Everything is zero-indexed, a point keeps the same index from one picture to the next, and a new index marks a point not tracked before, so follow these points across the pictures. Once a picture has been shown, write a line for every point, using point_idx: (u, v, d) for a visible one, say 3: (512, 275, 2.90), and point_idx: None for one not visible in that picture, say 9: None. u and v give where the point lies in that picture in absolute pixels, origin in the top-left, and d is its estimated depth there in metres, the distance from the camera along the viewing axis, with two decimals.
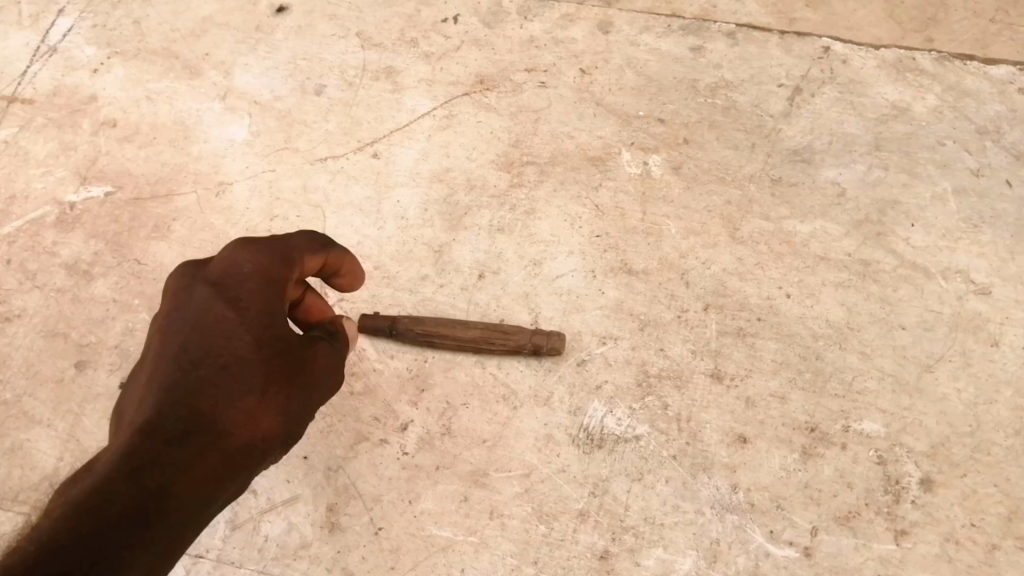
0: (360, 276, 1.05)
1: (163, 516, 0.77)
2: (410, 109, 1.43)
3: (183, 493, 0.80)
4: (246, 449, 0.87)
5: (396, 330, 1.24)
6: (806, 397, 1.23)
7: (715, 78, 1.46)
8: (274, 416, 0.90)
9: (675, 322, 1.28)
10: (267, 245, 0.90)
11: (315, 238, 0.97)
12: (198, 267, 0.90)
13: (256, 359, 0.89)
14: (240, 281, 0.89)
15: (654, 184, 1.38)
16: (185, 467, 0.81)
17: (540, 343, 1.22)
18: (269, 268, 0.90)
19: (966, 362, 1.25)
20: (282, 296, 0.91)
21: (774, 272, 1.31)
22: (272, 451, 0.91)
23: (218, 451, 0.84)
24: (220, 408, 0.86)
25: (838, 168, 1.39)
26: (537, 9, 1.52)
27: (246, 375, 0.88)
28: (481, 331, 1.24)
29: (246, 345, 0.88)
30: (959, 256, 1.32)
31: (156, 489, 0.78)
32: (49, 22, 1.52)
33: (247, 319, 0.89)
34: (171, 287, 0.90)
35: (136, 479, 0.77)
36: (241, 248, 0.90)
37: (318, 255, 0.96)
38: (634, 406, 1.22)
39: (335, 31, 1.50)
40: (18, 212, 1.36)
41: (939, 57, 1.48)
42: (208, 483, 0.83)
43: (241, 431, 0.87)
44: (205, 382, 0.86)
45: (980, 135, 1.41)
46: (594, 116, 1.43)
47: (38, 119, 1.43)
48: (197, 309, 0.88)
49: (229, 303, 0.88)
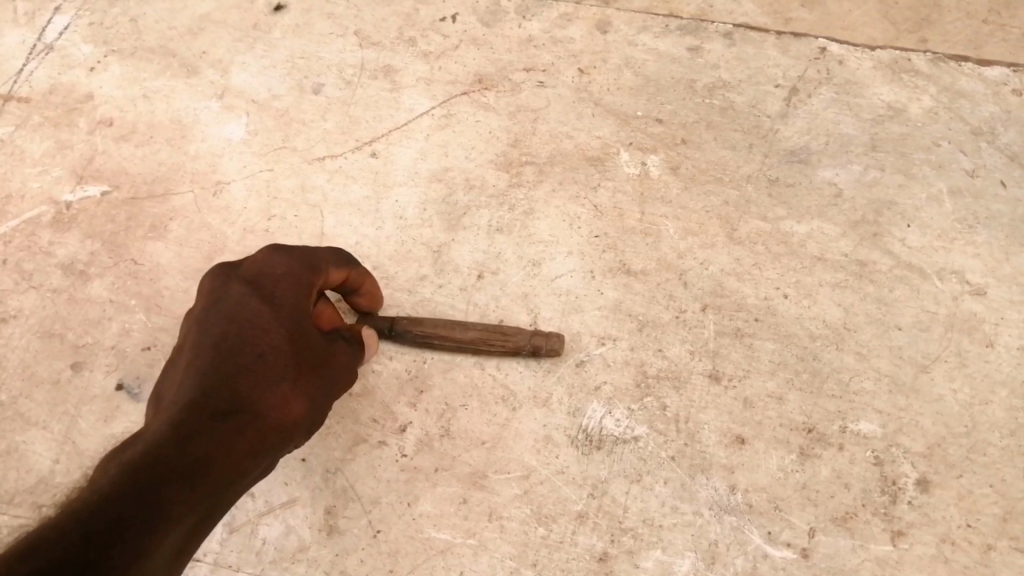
0: (379, 298, 1.20)
1: (205, 479, 0.84)
2: (409, 108, 1.43)
3: (222, 463, 0.87)
4: (276, 430, 0.95)
5: (395, 330, 1.23)
6: (803, 397, 1.23)
7: (712, 78, 1.46)
8: (300, 405, 0.98)
9: (673, 322, 1.27)
10: (298, 255, 1.02)
11: (339, 255, 1.09)
12: (235, 268, 1.00)
13: (289, 350, 0.97)
14: (275, 281, 0.99)
15: (652, 184, 1.37)
16: (225, 439, 0.88)
17: (539, 343, 1.21)
18: (300, 274, 1.01)
19: (961, 363, 1.25)
20: (310, 299, 1.01)
21: (772, 272, 1.31)
22: (294, 438, 0.98)
23: (254, 429, 0.92)
24: (257, 391, 0.93)
25: (836, 169, 1.38)
26: (536, 9, 1.51)
27: (280, 364, 0.96)
28: (481, 332, 1.23)
29: (279, 338, 0.96)
30: (955, 257, 1.32)
31: (200, 456, 0.85)
32: (45, 19, 1.50)
33: (281, 315, 0.97)
34: (210, 286, 0.99)
35: (184, 445, 0.84)
36: (275, 254, 1.01)
37: (342, 267, 1.08)
38: (633, 407, 1.22)
39: (332, 30, 1.49)
40: (14, 211, 1.35)
41: (934, 57, 1.47)
42: (243, 457, 0.90)
43: (274, 413, 0.95)
44: (243, 367, 0.93)
45: (974, 136, 1.41)
46: (593, 116, 1.42)
47: (34, 117, 1.42)
48: (236, 303, 0.96)
49: (265, 299, 0.97)
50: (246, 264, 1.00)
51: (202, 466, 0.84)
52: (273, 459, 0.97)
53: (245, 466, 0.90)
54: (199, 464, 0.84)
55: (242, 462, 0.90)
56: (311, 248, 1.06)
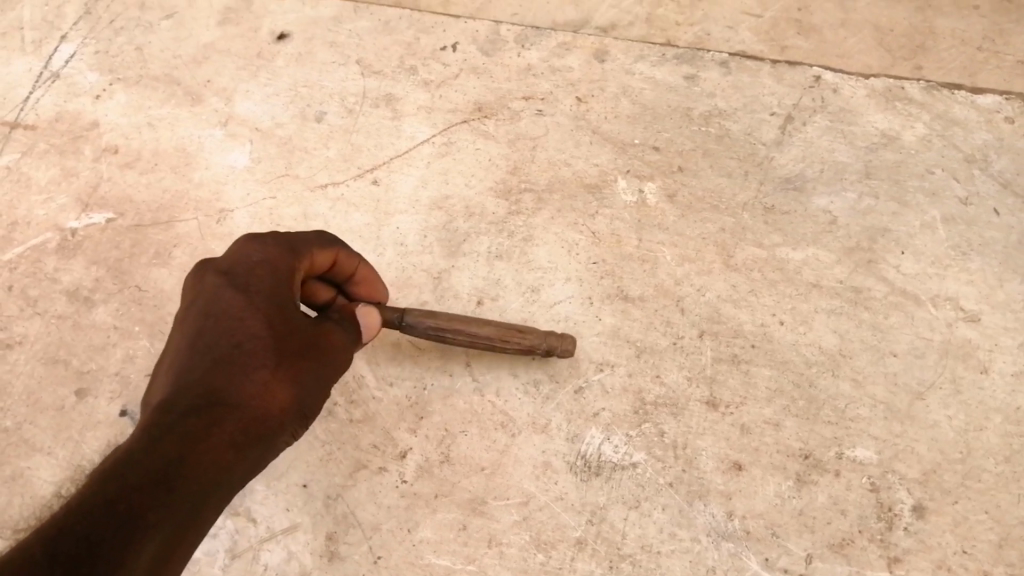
0: (378, 286, 1.16)
1: (184, 477, 0.85)
2: (410, 136, 1.44)
3: (201, 459, 0.88)
4: (263, 419, 0.94)
5: (406, 322, 1.17)
6: (799, 424, 1.24)
7: (709, 106, 1.47)
8: (287, 390, 0.96)
9: (671, 348, 1.28)
10: (274, 240, 0.99)
11: (323, 237, 1.06)
12: (212, 261, 0.99)
13: (268, 338, 0.95)
14: (248, 270, 0.97)
15: (649, 211, 1.38)
16: (202, 435, 0.89)
17: (554, 345, 1.21)
18: (278, 259, 0.99)
19: (956, 390, 1.26)
20: (293, 284, 0.99)
21: (768, 298, 1.32)
22: (290, 423, 0.97)
23: (235, 420, 0.92)
24: (237, 382, 0.93)
25: (830, 196, 1.40)
26: (535, 38, 1.52)
27: (260, 351, 0.94)
28: (497, 329, 1.20)
29: (258, 324, 0.95)
30: (949, 284, 1.33)
31: (175, 454, 0.86)
32: (51, 47, 1.51)
33: (256, 302, 0.95)
34: (191, 282, 0.99)
35: (157, 446, 0.86)
36: (250, 243, 0.99)
37: (327, 249, 1.05)
38: (631, 433, 1.23)
39: (334, 59, 1.50)
40: (20, 239, 1.36)
41: (927, 86, 1.49)
42: (226, 449, 0.90)
43: (257, 403, 0.93)
44: (219, 360, 0.93)
45: (968, 163, 1.42)
46: (591, 144, 1.43)
47: (40, 145, 1.43)
48: (212, 296, 0.96)
49: (240, 289, 0.96)
50: (222, 255, 0.99)
51: (178, 465, 0.85)
52: (271, 448, 0.96)
53: (231, 459, 0.91)
54: (174, 464, 0.85)
55: (227, 454, 0.90)
56: (291, 234, 1.03)
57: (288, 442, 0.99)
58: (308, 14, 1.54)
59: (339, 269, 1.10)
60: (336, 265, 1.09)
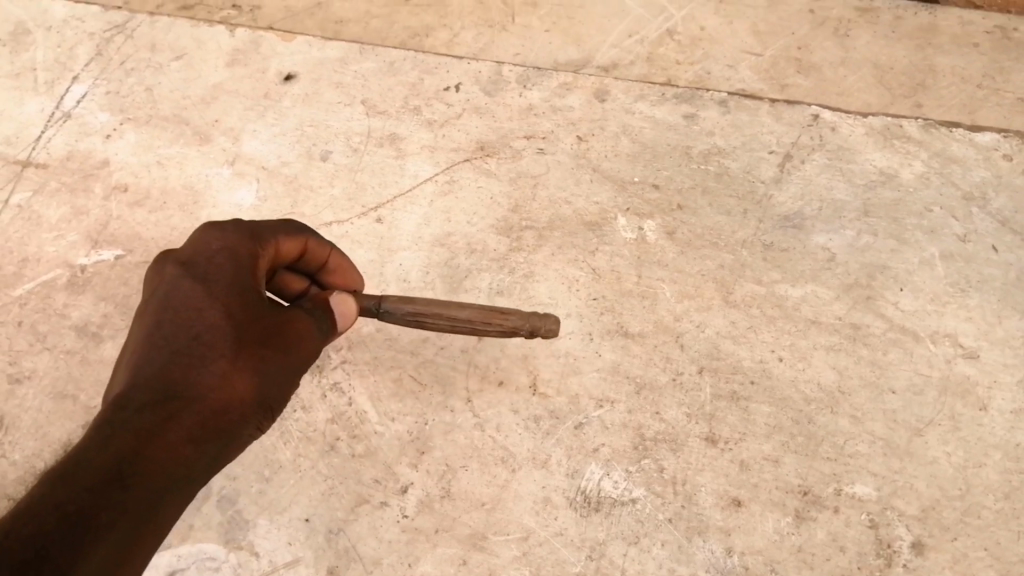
0: (352, 274, 1.21)
1: (140, 471, 0.91)
2: (413, 174, 1.46)
3: (156, 455, 0.92)
4: (223, 409, 0.98)
5: (383, 309, 1.18)
6: (798, 460, 1.25)
7: (708, 145, 1.49)
8: (248, 379, 0.99)
9: (670, 385, 1.30)
10: (233, 227, 1.04)
11: (293, 225, 1.12)
12: (173, 253, 1.04)
13: (227, 327, 0.99)
14: (208, 259, 1.02)
15: (649, 248, 1.40)
16: (156, 430, 0.94)
17: (535, 326, 1.19)
18: (238, 245, 1.03)
19: (955, 427, 1.27)
20: (255, 269, 1.04)
21: (767, 335, 1.33)
22: (252, 415, 1.00)
23: (193, 412, 0.96)
24: (193, 374, 0.97)
25: (828, 234, 1.41)
26: (536, 78, 1.54)
27: (218, 340, 0.98)
28: (478, 312, 1.19)
29: (215, 314, 0.99)
30: (948, 321, 1.34)
31: (128, 451, 0.91)
32: (63, 88, 1.54)
33: (215, 291, 1.00)
34: (153, 275, 1.04)
35: (108, 444, 0.91)
36: (210, 232, 1.04)
37: (293, 237, 1.10)
38: (631, 469, 1.24)
39: (340, 98, 1.52)
40: (30, 275, 1.38)
41: (925, 124, 1.49)
42: (183, 443, 0.95)
43: (216, 393, 0.97)
44: (177, 353, 0.98)
45: (966, 201, 1.43)
46: (592, 182, 1.45)
47: (52, 183, 1.46)
48: (170, 287, 1.01)
49: (197, 279, 1.01)
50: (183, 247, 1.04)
51: (130, 462, 0.90)
52: (236, 442, 1.00)
53: (190, 453, 0.95)
54: (127, 462, 0.90)
55: (184, 449, 0.95)
56: (258, 222, 1.08)
57: (255, 434, 1.02)
58: (315, 56, 1.56)
59: (310, 257, 1.16)
60: (307, 253, 1.14)
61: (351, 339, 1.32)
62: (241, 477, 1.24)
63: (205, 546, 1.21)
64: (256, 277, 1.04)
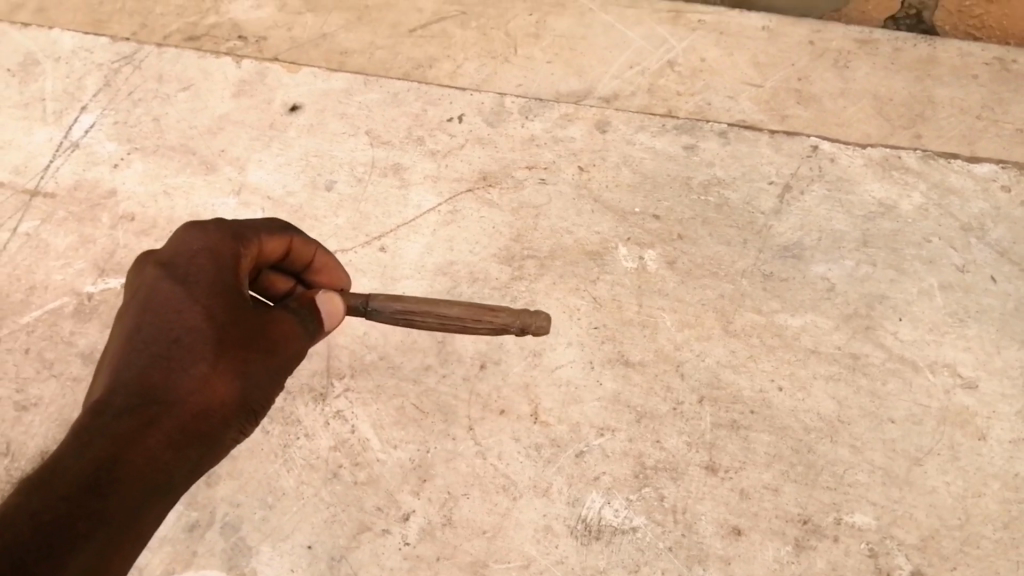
0: (340, 275, 1.26)
1: (117, 477, 0.96)
2: (416, 204, 1.47)
3: (135, 460, 0.97)
4: (203, 412, 1.03)
5: (371, 308, 1.22)
6: (797, 489, 1.26)
7: (708, 176, 1.50)
8: (227, 381, 1.04)
9: (671, 414, 1.30)
10: (215, 227, 1.09)
11: (276, 224, 1.17)
12: (155, 254, 1.09)
13: (206, 329, 1.03)
14: (188, 259, 1.06)
15: (649, 278, 1.41)
16: (136, 435, 0.98)
17: (526, 323, 1.23)
18: (219, 245, 1.07)
19: (954, 457, 1.28)
20: (237, 267, 1.08)
21: (767, 364, 1.34)
22: (234, 416, 1.05)
23: (172, 415, 1.01)
24: (173, 377, 1.02)
25: (828, 264, 1.42)
26: (538, 109, 1.56)
27: (198, 343, 1.03)
28: (468, 309, 1.23)
29: (195, 316, 1.03)
30: (946, 351, 1.35)
31: (107, 456, 0.96)
32: (72, 117, 1.56)
33: (194, 292, 1.04)
34: (135, 276, 1.09)
35: (86, 451, 0.95)
36: (192, 232, 1.08)
37: (277, 235, 1.15)
38: (631, 497, 1.25)
39: (345, 129, 1.54)
40: (37, 302, 1.39)
41: (923, 155, 1.51)
42: (163, 448, 1.00)
43: (196, 397, 1.02)
44: (156, 355, 1.02)
45: (965, 232, 1.44)
46: (593, 213, 1.46)
47: (60, 212, 1.47)
48: (151, 289, 1.05)
49: (177, 280, 1.05)
50: (165, 247, 1.09)
51: (108, 468, 0.95)
52: (219, 442, 1.05)
53: (170, 457, 1.00)
54: (105, 469, 0.95)
55: (164, 454, 1.00)
56: (242, 222, 1.13)
57: (238, 434, 1.07)
58: (320, 87, 1.58)
59: (296, 256, 1.20)
60: (292, 252, 1.19)
61: (354, 367, 1.34)
62: (245, 504, 1.25)
63: (208, 573, 1.21)
64: (239, 276, 1.08)
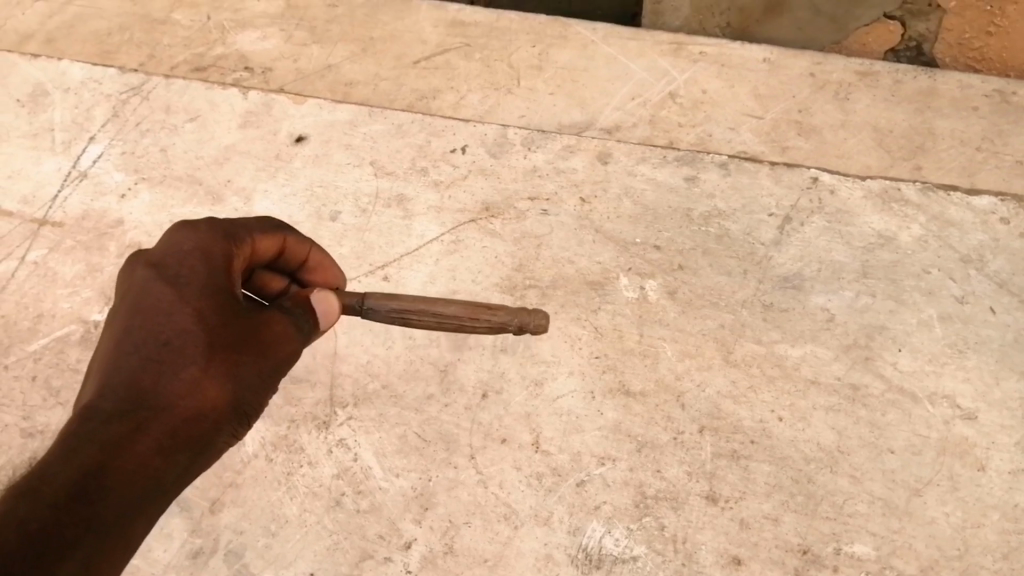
0: (334, 272, 1.27)
1: (105, 486, 0.96)
2: (420, 234, 1.49)
3: (122, 467, 0.98)
4: (193, 416, 1.03)
5: (366, 306, 1.25)
6: (797, 519, 1.26)
7: (709, 207, 1.51)
8: (218, 384, 1.04)
9: (672, 444, 1.31)
10: (207, 226, 1.09)
11: (269, 223, 1.18)
12: (144, 254, 1.09)
13: (197, 332, 1.04)
14: (179, 261, 1.06)
15: (650, 308, 1.42)
16: (125, 441, 0.99)
17: (524, 322, 1.29)
18: (211, 245, 1.08)
19: (954, 487, 1.28)
20: (228, 267, 1.09)
21: (767, 394, 1.35)
22: (224, 419, 1.06)
23: (161, 420, 1.01)
24: (162, 382, 1.02)
25: (828, 294, 1.43)
26: (541, 141, 1.58)
27: (188, 347, 1.03)
28: (464, 308, 1.27)
29: (185, 319, 1.04)
30: (946, 382, 1.35)
31: (94, 464, 0.97)
32: (80, 147, 1.58)
33: (184, 294, 1.05)
34: (124, 276, 1.09)
35: (74, 458, 0.96)
36: (183, 232, 1.09)
37: (270, 234, 1.16)
38: (632, 527, 1.25)
39: (350, 160, 1.56)
40: (45, 330, 1.40)
41: (923, 187, 1.52)
42: (152, 454, 1.01)
43: (186, 401, 1.02)
44: (146, 359, 1.02)
45: (964, 263, 1.45)
46: (594, 243, 1.48)
47: (68, 241, 1.49)
48: (140, 292, 1.05)
49: (167, 281, 1.05)
50: (155, 248, 1.09)
51: (96, 475, 0.96)
52: (209, 445, 1.06)
53: (159, 463, 1.01)
54: (92, 476, 0.96)
55: (153, 460, 1.01)
56: (235, 220, 1.14)
57: (229, 437, 1.08)
58: (325, 118, 1.60)
59: (291, 254, 1.22)
60: (286, 251, 1.20)
61: (357, 396, 1.35)
62: (248, 531, 1.26)
63: None
64: (231, 276, 1.09)
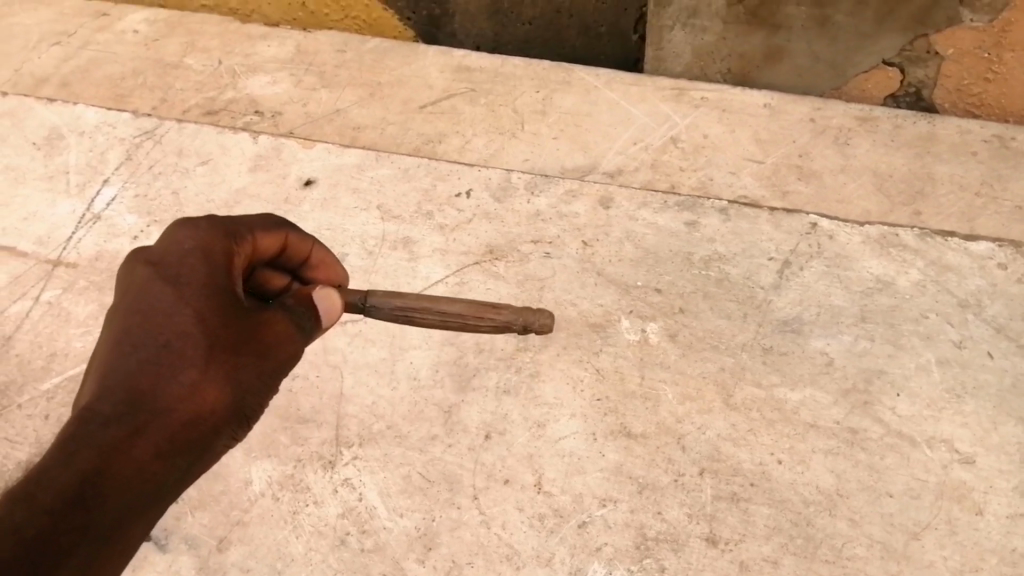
0: (336, 270, 1.28)
1: (102, 489, 0.96)
2: (425, 276, 1.51)
3: (119, 471, 0.98)
4: (193, 418, 1.03)
5: (370, 305, 1.30)
6: (797, 562, 1.26)
7: (709, 251, 1.54)
8: (218, 386, 1.05)
9: (672, 485, 1.32)
10: (207, 224, 1.10)
11: (270, 221, 1.19)
12: (144, 252, 1.09)
13: (197, 333, 1.04)
14: (180, 259, 1.07)
15: (651, 350, 1.44)
16: (123, 444, 0.98)
17: (529, 321, 1.35)
18: (211, 242, 1.09)
19: (952, 531, 1.28)
20: (228, 264, 1.09)
21: (766, 437, 1.36)
22: (222, 422, 1.06)
23: (161, 422, 1.01)
24: (162, 383, 1.02)
25: (826, 338, 1.45)
26: (544, 185, 1.61)
27: (188, 348, 1.03)
28: (469, 307, 1.33)
29: (186, 320, 1.04)
30: (944, 426, 1.36)
31: (91, 468, 0.96)
32: (94, 190, 1.62)
33: (184, 294, 1.05)
34: (123, 274, 1.09)
35: (72, 461, 0.95)
36: (184, 231, 1.09)
37: (271, 231, 1.17)
38: (633, 568, 1.26)
39: (357, 204, 1.58)
40: (58, 368, 1.42)
41: (921, 233, 1.55)
42: (150, 457, 1.00)
43: (185, 403, 1.03)
44: (146, 361, 1.02)
45: (961, 307, 1.47)
46: (595, 286, 1.50)
47: (81, 281, 1.50)
48: (140, 290, 1.05)
49: (168, 281, 1.05)
50: (155, 246, 1.10)
51: (93, 480, 0.96)
52: (208, 448, 1.06)
53: (157, 467, 1.01)
54: (90, 481, 0.95)
55: (151, 463, 1.00)
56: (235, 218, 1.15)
57: (227, 440, 1.09)
58: (333, 162, 1.63)
59: (292, 252, 1.22)
60: (288, 249, 1.21)
61: (362, 436, 1.37)
62: (254, 569, 1.27)
63: None
64: (232, 274, 1.10)
